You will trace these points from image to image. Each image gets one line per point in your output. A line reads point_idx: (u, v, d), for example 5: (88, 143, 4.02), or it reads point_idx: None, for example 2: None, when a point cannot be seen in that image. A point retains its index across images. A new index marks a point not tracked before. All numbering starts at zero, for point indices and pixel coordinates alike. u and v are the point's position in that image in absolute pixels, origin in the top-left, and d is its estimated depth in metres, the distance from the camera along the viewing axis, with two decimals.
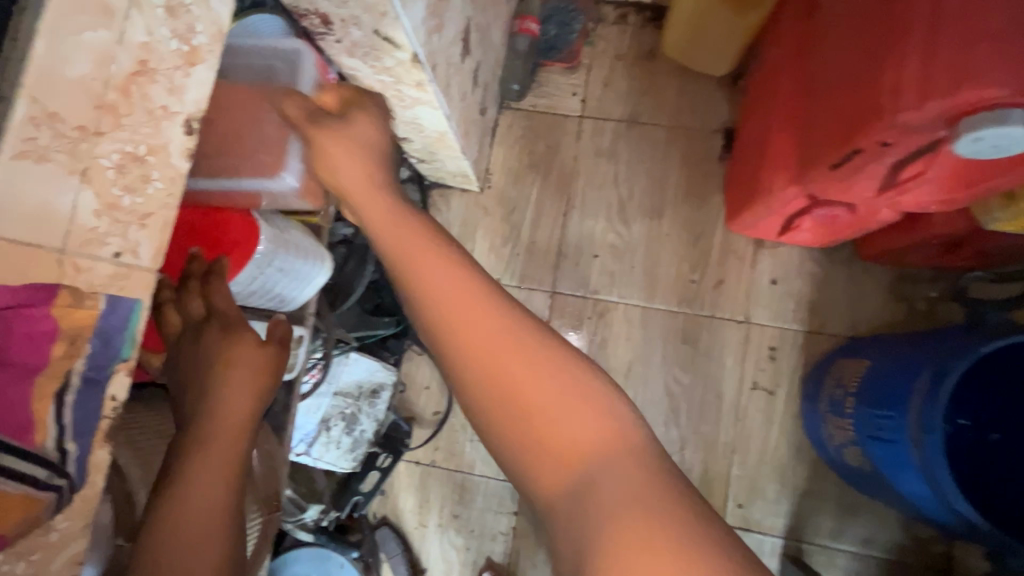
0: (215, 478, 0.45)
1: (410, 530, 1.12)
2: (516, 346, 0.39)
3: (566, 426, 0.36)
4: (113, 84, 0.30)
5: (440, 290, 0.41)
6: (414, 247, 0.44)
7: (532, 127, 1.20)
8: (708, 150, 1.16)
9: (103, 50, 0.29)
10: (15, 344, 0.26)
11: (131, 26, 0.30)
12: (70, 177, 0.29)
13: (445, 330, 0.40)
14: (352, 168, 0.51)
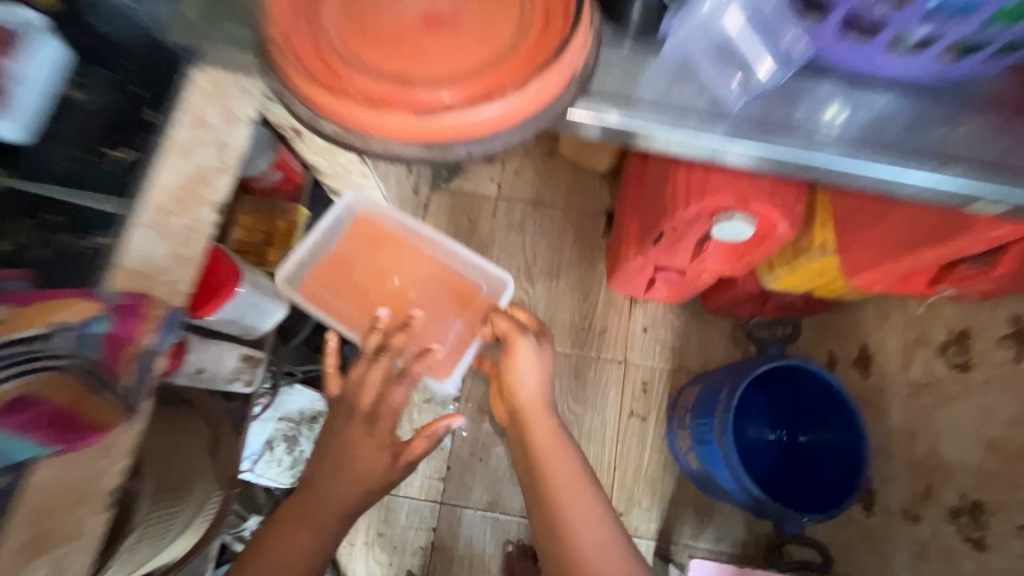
0: (299, 535, 0.70)
1: (339, 548, 1.26)
2: (578, 491, 0.77)
3: (589, 538, 0.72)
4: (182, 189, 0.53)
5: (555, 448, 0.82)
6: (541, 420, 0.87)
7: (457, 205, 1.49)
8: (594, 227, 1.49)
9: (180, 172, 0.53)
10: (127, 322, 0.46)
11: (197, 157, 0.54)
12: (153, 237, 0.51)
13: (545, 460, 0.81)
14: (533, 389, 0.89)
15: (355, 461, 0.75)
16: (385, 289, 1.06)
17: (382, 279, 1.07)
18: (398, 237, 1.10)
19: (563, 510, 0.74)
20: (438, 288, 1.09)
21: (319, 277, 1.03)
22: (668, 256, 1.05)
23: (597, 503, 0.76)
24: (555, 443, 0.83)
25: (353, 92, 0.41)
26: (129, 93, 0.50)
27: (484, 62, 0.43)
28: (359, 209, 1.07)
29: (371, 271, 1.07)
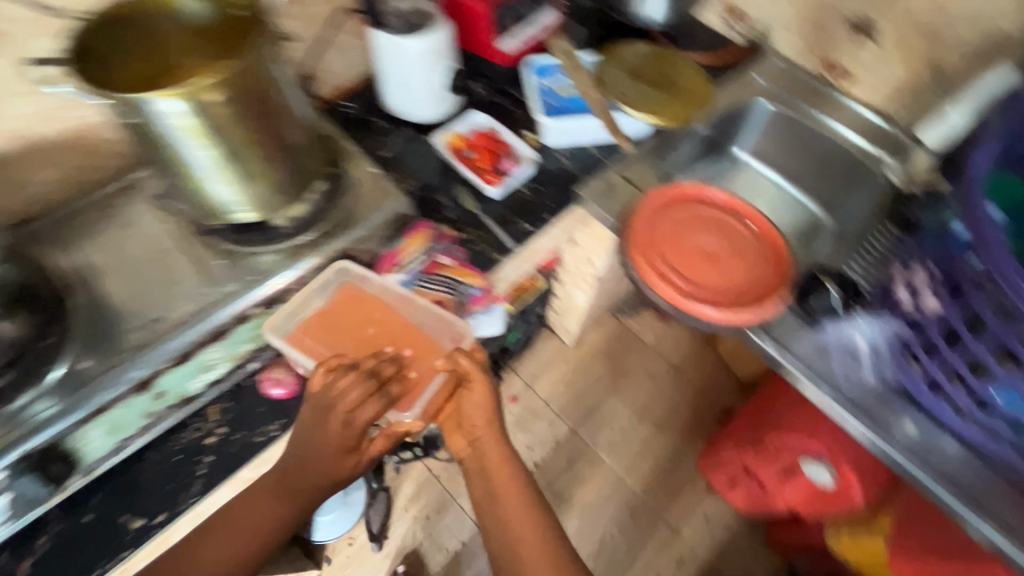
0: (267, 506, 0.73)
1: (396, 507, 1.57)
2: (513, 483, 0.81)
3: (524, 547, 0.78)
4: (525, 257, 0.98)
5: (488, 443, 0.82)
6: (484, 416, 0.82)
7: (619, 334, 1.87)
8: (711, 414, 1.74)
9: (528, 251, 0.98)
10: (484, 294, 0.91)
11: (537, 246, 0.98)
12: (507, 272, 0.97)
13: (492, 472, 0.81)
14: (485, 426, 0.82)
15: (320, 446, 0.72)
16: (365, 343, 0.84)
17: (366, 341, 0.84)
18: (375, 300, 0.86)
19: (503, 523, 0.80)
20: (413, 342, 0.84)
21: (310, 330, 0.82)
22: (762, 466, 1.28)
23: (525, 499, 0.81)
24: (488, 429, 0.83)
25: (653, 263, 0.83)
26: (545, 199, 0.99)
27: (729, 294, 0.82)
28: (336, 274, 0.85)
29: (348, 330, 0.84)
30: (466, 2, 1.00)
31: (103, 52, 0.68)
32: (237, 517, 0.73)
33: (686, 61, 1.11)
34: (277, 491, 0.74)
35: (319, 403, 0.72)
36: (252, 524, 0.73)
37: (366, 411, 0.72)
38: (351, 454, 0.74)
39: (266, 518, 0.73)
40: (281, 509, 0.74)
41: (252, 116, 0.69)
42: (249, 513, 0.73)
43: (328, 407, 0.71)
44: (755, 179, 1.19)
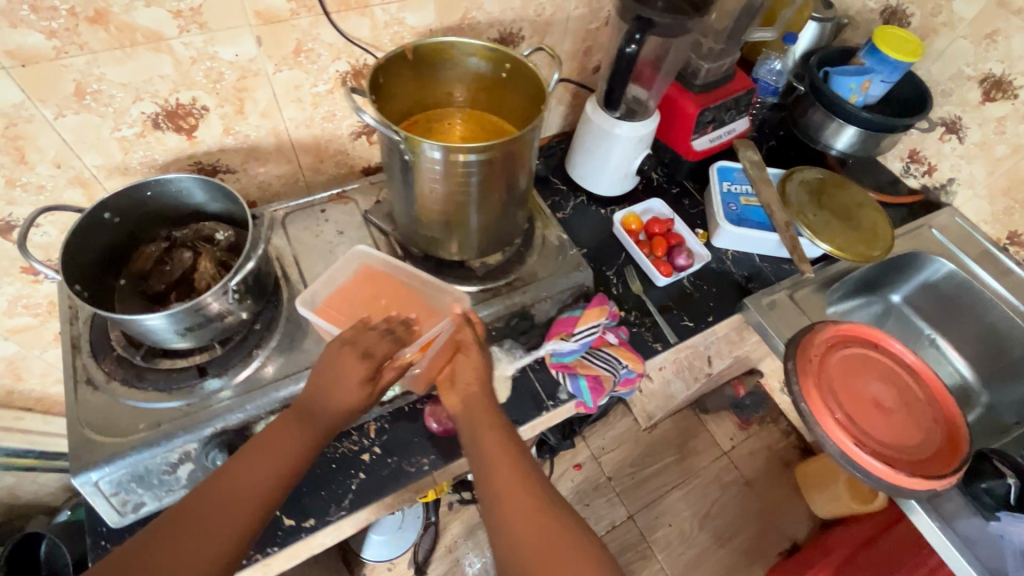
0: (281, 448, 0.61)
1: (441, 547, 1.51)
2: (536, 501, 0.59)
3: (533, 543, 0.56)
4: (677, 353, 0.96)
5: (482, 426, 0.65)
6: (475, 402, 0.67)
7: (694, 429, 1.83)
8: (777, 541, 1.65)
9: (681, 348, 0.96)
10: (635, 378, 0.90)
11: (689, 343, 0.96)
12: (658, 362, 0.95)
13: (489, 467, 0.62)
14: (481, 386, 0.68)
15: (338, 393, 0.63)
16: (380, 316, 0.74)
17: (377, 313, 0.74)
18: (390, 278, 0.77)
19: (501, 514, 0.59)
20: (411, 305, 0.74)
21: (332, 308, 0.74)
22: None
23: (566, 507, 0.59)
24: (487, 413, 0.67)
25: (825, 376, 0.85)
26: (709, 299, 0.99)
27: (902, 457, 0.79)
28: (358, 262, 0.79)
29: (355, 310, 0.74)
30: (676, 100, 1.04)
31: (385, 84, 0.74)
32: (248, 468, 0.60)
33: (865, 195, 1.10)
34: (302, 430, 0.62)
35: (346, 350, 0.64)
36: (271, 453, 0.61)
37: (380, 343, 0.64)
38: (368, 386, 0.64)
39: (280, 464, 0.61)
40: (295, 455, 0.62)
41: (501, 175, 0.73)
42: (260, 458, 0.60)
43: (348, 343, 0.64)
44: (902, 328, 1.17)
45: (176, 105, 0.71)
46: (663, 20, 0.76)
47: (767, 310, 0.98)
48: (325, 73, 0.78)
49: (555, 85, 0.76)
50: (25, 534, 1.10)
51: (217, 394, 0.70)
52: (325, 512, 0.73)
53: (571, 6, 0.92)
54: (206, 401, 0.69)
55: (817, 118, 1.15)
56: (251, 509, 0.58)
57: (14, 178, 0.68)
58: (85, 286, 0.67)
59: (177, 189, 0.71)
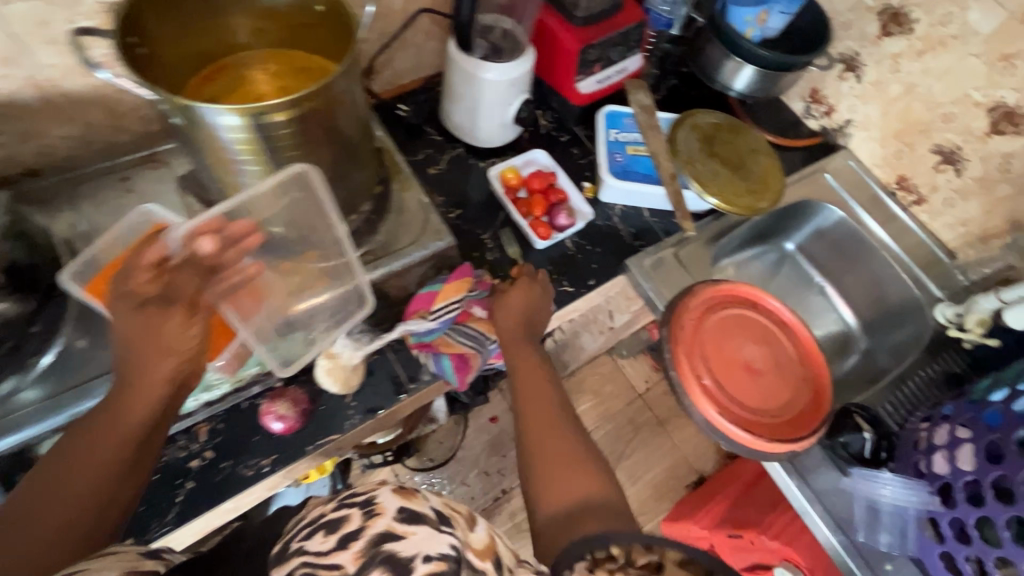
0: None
1: None
2: (566, 441, 0.66)
3: (552, 446, 0.65)
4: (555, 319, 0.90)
5: (522, 364, 0.75)
6: (515, 334, 0.78)
7: (611, 374, 1.84)
8: (686, 476, 1.74)
9: (560, 314, 0.90)
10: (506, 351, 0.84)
11: (570, 307, 0.90)
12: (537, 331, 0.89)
13: (523, 402, 0.71)
14: (515, 318, 0.79)
15: None
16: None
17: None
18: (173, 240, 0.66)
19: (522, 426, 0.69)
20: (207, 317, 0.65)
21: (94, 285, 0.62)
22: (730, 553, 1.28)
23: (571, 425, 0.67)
24: (518, 346, 0.77)
25: (704, 329, 0.83)
26: (592, 261, 0.93)
27: (772, 422, 0.79)
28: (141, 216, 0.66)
29: None
30: (554, 36, 0.92)
31: (154, 24, 0.58)
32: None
33: (759, 141, 1.04)
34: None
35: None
36: (89, 440, 0.53)
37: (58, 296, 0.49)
38: None
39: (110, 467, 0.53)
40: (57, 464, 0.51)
41: (316, 136, 0.61)
42: (57, 470, 0.51)
43: None
44: (796, 277, 1.15)
45: None
46: None
47: (649, 271, 0.92)
48: (82, 7, 0.61)
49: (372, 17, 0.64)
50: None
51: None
52: (145, 530, 0.64)
53: None
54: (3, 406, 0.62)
55: (714, 54, 1.06)
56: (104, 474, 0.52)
57: None
58: None
59: None
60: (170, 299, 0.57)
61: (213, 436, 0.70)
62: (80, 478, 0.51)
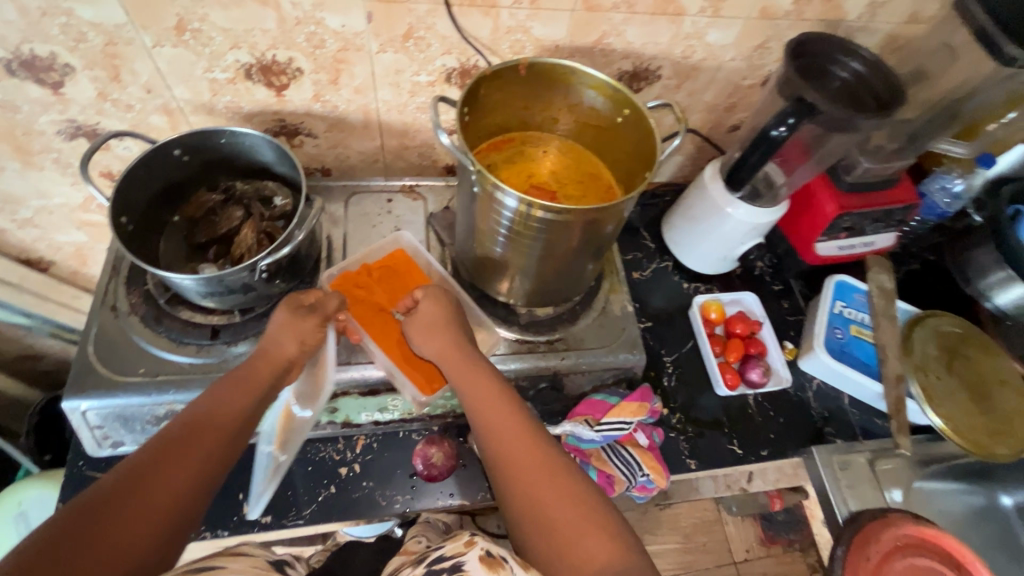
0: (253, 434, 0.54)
1: None
2: (567, 495, 0.50)
3: (566, 517, 0.48)
4: (709, 474, 0.83)
5: (474, 386, 0.59)
6: (447, 350, 0.62)
7: None
8: None
9: (717, 471, 0.82)
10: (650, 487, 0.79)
11: (730, 469, 0.82)
12: (686, 477, 0.82)
13: (496, 448, 0.55)
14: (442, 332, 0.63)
15: None
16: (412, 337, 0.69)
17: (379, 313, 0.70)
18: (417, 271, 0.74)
19: (493, 449, 0.55)
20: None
21: (357, 310, 0.69)
22: None
23: (565, 479, 0.51)
24: (461, 358, 0.62)
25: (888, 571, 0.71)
26: (770, 429, 0.85)
27: None
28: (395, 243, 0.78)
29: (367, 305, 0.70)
30: (813, 194, 0.87)
31: (485, 95, 0.66)
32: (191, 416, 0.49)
33: (1013, 373, 0.88)
34: (287, 333, 0.60)
35: (296, 306, 0.62)
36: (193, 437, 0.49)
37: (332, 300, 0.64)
38: None
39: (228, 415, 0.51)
40: (255, 409, 0.54)
41: (577, 239, 0.64)
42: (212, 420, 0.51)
43: None
44: (1000, 537, 0.95)
45: (271, 61, 0.67)
46: (830, 110, 0.63)
47: (836, 471, 0.81)
48: (430, 65, 0.72)
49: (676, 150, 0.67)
50: (42, 409, 1.15)
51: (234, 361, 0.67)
52: (284, 515, 0.70)
53: (727, 55, 0.79)
54: (225, 362, 0.67)
55: (984, 260, 0.94)
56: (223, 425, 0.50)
57: (106, 93, 0.67)
58: (132, 220, 0.66)
59: (247, 144, 0.68)
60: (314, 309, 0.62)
61: (365, 455, 0.74)
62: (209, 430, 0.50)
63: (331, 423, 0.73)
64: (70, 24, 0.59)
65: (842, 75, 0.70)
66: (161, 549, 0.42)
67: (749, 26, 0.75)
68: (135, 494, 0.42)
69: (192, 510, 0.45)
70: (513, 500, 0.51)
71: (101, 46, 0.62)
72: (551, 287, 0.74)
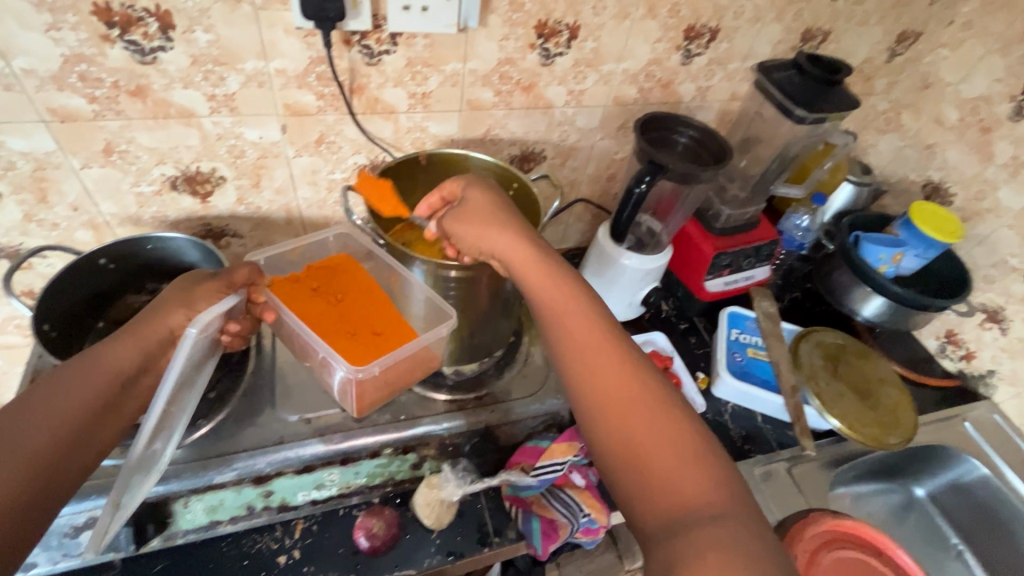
0: (108, 431, 0.55)
1: None
2: (654, 409, 0.50)
3: (658, 448, 0.48)
4: None
5: (554, 294, 0.60)
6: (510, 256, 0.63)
7: None
8: None
9: None
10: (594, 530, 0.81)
11: None
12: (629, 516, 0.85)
13: (575, 356, 0.55)
14: (483, 236, 0.65)
15: None
16: (335, 320, 0.69)
17: (320, 304, 0.71)
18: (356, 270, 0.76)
19: (573, 354, 0.56)
20: (379, 348, 0.67)
21: (277, 292, 0.70)
22: None
23: (658, 397, 0.51)
24: (548, 275, 0.61)
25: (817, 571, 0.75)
26: None
27: None
28: (335, 240, 0.80)
29: (308, 295, 0.71)
30: (693, 240, 1.02)
31: (391, 182, 0.76)
32: (16, 415, 0.50)
33: (889, 371, 1.01)
34: (173, 302, 0.61)
35: (194, 280, 0.65)
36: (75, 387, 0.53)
37: (239, 268, 0.66)
38: None
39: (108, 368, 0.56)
40: (144, 357, 0.58)
41: (486, 294, 0.73)
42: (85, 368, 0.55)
43: None
44: (923, 530, 1.02)
45: (195, 172, 0.75)
46: (675, 168, 0.78)
47: (759, 483, 0.87)
48: (343, 164, 0.82)
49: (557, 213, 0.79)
50: None
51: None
52: None
53: (597, 136, 0.95)
54: None
55: (845, 279, 1.08)
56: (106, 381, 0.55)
57: (31, 214, 0.72)
58: (56, 327, 0.68)
59: (173, 248, 0.74)
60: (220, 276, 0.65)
61: (304, 539, 0.73)
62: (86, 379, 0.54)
63: (266, 510, 0.72)
64: (0, 155, 0.65)
65: (682, 140, 0.87)
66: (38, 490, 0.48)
67: (608, 112, 0.92)
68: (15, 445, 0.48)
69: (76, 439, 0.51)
70: (596, 407, 0.52)
71: (29, 172, 0.68)
72: (473, 343, 0.81)
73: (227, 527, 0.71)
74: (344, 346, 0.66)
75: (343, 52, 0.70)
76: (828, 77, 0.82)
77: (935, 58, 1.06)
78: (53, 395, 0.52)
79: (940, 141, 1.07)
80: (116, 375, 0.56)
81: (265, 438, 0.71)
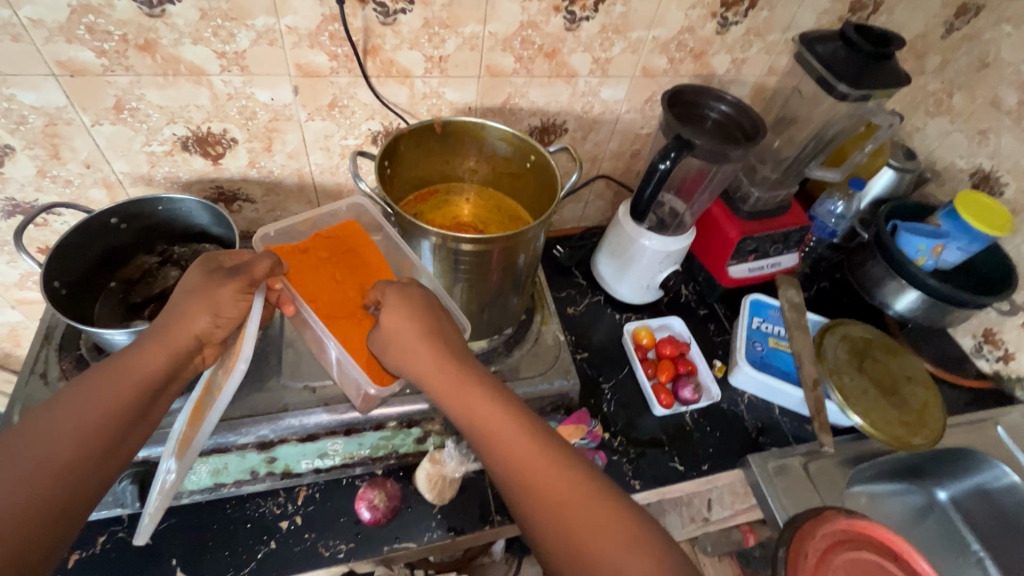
0: (136, 437, 0.53)
1: None
2: (560, 475, 0.51)
3: (575, 517, 0.49)
4: (656, 495, 0.84)
5: (447, 378, 0.58)
6: (412, 331, 0.61)
7: None
8: None
9: (662, 491, 0.83)
10: None
11: (676, 488, 0.84)
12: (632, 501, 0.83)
13: (483, 443, 0.55)
14: (403, 312, 0.61)
15: None
16: (345, 306, 0.68)
17: (334, 290, 0.69)
18: (366, 245, 0.74)
19: (478, 441, 0.55)
20: None
21: (289, 273, 0.68)
22: None
23: (562, 459, 0.53)
24: (442, 351, 0.60)
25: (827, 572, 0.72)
26: (708, 444, 0.89)
27: None
28: (349, 210, 0.79)
29: (322, 279, 0.70)
30: (718, 223, 0.97)
31: (404, 150, 0.74)
32: (44, 421, 0.49)
33: (920, 370, 0.96)
34: (198, 303, 0.58)
35: (216, 271, 0.61)
36: (101, 396, 0.51)
37: (258, 263, 0.62)
38: None
39: (137, 374, 0.54)
40: (173, 367, 0.56)
41: (495, 271, 0.70)
42: (111, 374, 0.53)
43: None
44: (942, 534, 0.99)
45: (206, 133, 0.73)
46: (703, 144, 0.73)
47: (773, 478, 0.84)
48: (357, 129, 0.80)
49: (573, 187, 0.76)
50: None
51: (167, 418, 0.67)
52: None
53: (622, 109, 0.90)
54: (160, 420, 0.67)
55: (877, 271, 1.02)
56: (132, 392, 0.53)
57: (45, 170, 0.72)
58: (66, 285, 0.68)
59: (184, 210, 0.73)
60: (239, 272, 0.60)
61: (305, 506, 0.73)
62: (115, 386, 0.52)
63: (270, 475, 0.72)
64: (12, 108, 0.65)
65: (713, 116, 0.83)
66: (58, 509, 0.46)
67: (635, 83, 0.87)
68: (33, 457, 0.47)
69: (98, 454, 0.49)
70: (515, 493, 0.52)
71: (41, 127, 0.67)
72: (482, 318, 0.78)
73: (231, 489, 0.71)
74: (356, 343, 0.66)
75: (357, 10, 0.66)
76: (877, 50, 0.76)
77: (994, 35, 0.96)
78: (74, 407, 0.50)
79: (995, 126, 0.99)
80: (143, 384, 0.54)
81: (272, 403, 0.71)
